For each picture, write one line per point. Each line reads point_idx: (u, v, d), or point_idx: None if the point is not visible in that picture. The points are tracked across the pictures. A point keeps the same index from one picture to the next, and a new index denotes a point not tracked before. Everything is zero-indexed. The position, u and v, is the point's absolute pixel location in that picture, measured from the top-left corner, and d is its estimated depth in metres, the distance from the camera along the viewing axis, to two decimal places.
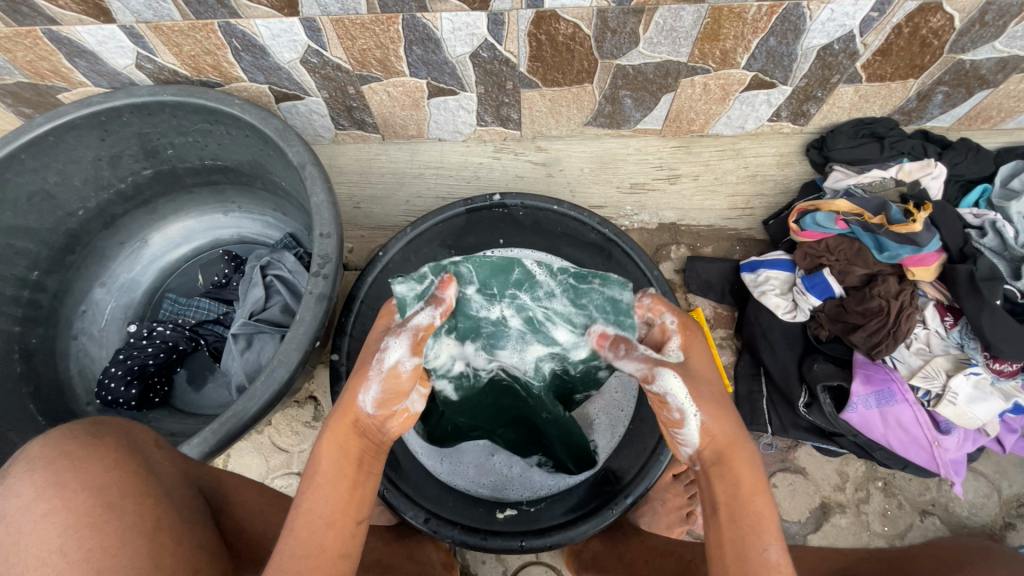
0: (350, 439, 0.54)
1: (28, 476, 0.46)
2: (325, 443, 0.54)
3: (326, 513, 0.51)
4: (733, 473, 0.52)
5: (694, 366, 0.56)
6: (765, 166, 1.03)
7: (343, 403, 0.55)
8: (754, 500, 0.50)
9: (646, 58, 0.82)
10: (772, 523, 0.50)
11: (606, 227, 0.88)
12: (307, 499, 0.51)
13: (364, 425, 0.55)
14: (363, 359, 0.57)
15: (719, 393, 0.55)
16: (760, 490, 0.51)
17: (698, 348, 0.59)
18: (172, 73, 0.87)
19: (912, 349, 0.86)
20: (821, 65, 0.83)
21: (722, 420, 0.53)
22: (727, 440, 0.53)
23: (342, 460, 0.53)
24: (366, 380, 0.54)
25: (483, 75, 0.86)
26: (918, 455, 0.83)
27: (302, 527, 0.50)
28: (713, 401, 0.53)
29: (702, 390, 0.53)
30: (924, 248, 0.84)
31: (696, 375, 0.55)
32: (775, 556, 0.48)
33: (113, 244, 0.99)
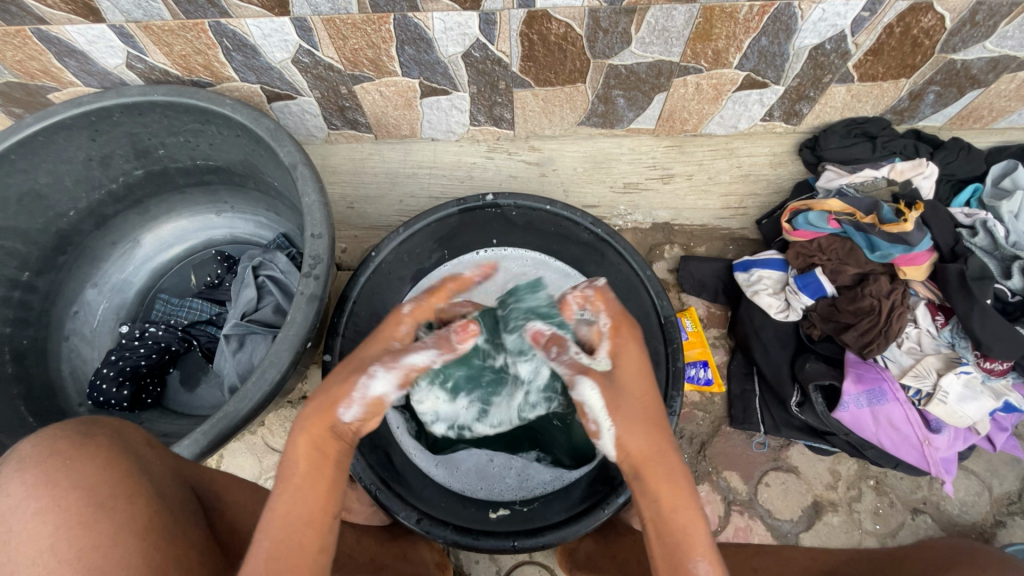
0: (327, 447, 0.56)
1: (20, 476, 0.46)
2: (299, 448, 0.55)
3: (305, 514, 0.51)
4: (654, 488, 0.56)
5: (618, 376, 0.61)
6: (758, 165, 1.03)
7: (318, 411, 0.56)
8: (676, 516, 0.54)
9: (639, 58, 0.82)
10: (701, 536, 0.53)
11: (599, 227, 0.87)
12: (281, 502, 0.52)
13: (339, 430, 0.57)
14: (341, 373, 0.59)
15: (643, 407, 0.60)
16: (683, 504, 0.55)
17: (628, 354, 0.63)
18: (163, 73, 0.87)
19: (903, 348, 0.86)
20: (813, 65, 0.83)
21: (637, 435, 0.58)
22: (652, 455, 0.57)
23: (318, 463, 0.54)
24: (348, 398, 0.57)
25: (475, 75, 0.86)
26: (909, 454, 0.83)
27: (280, 530, 0.50)
28: (633, 416, 0.59)
29: (621, 406, 0.59)
30: (915, 248, 0.84)
31: (617, 388, 0.60)
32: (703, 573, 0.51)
33: (105, 244, 0.99)
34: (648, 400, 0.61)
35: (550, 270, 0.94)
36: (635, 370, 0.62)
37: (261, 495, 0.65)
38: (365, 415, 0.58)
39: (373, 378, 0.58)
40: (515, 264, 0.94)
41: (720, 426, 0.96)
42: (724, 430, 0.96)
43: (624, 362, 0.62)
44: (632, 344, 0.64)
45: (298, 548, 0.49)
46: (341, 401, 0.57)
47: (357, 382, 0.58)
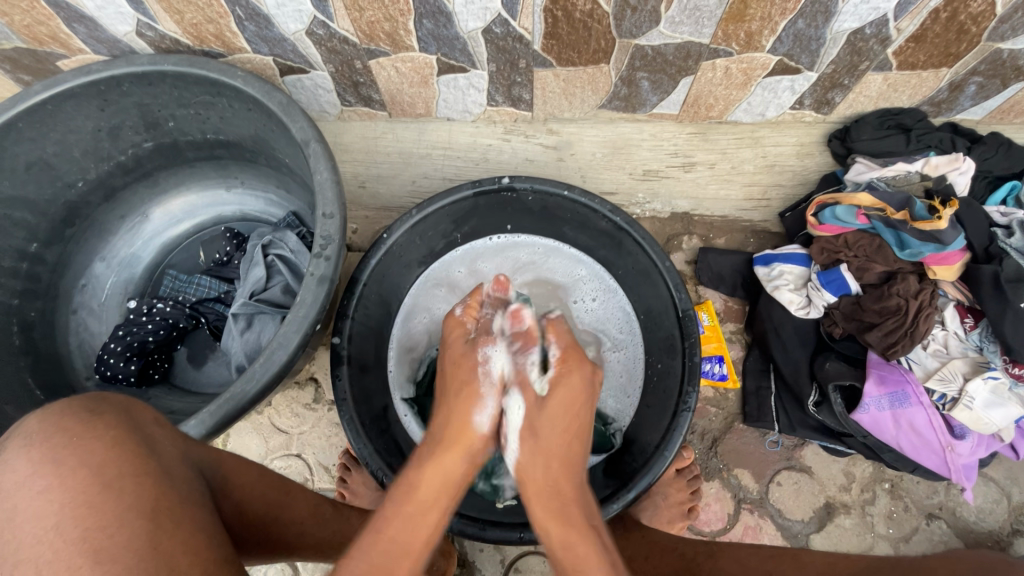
0: (456, 463, 0.58)
1: (25, 453, 0.45)
2: (431, 466, 0.57)
3: (404, 543, 0.49)
4: (541, 523, 0.55)
5: (547, 405, 0.63)
6: (784, 156, 1.00)
7: (457, 426, 0.62)
8: (569, 552, 0.52)
9: (666, 39, 0.78)
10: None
11: (617, 215, 0.83)
12: (390, 525, 0.50)
13: (473, 446, 0.61)
14: (460, 380, 0.66)
15: (566, 434, 0.62)
16: (586, 538, 0.53)
17: (572, 381, 0.64)
18: (173, 42, 0.84)
19: (929, 350, 0.84)
20: (851, 50, 0.78)
21: (538, 465, 0.59)
22: (548, 486, 0.58)
23: (442, 484, 0.56)
24: (483, 400, 0.64)
25: (495, 52, 0.82)
26: (929, 458, 0.81)
27: (379, 552, 0.48)
28: (546, 443, 0.61)
29: (534, 433, 0.61)
30: (947, 247, 0.81)
31: (538, 419, 0.62)
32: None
33: (114, 217, 0.97)
34: (571, 433, 0.62)
35: (559, 255, 0.95)
36: (570, 403, 0.63)
37: (268, 478, 0.64)
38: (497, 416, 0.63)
39: (489, 373, 0.66)
40: (521, 253, 0.96)
41: (733, 422, 0.94)
42: (737, 427, 0.94)
43: (563, 392, 0.63)
44: (580, 373, 0.65)
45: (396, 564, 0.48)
46: (471, 409, 0.63)
47: (481, 375, 0.65)
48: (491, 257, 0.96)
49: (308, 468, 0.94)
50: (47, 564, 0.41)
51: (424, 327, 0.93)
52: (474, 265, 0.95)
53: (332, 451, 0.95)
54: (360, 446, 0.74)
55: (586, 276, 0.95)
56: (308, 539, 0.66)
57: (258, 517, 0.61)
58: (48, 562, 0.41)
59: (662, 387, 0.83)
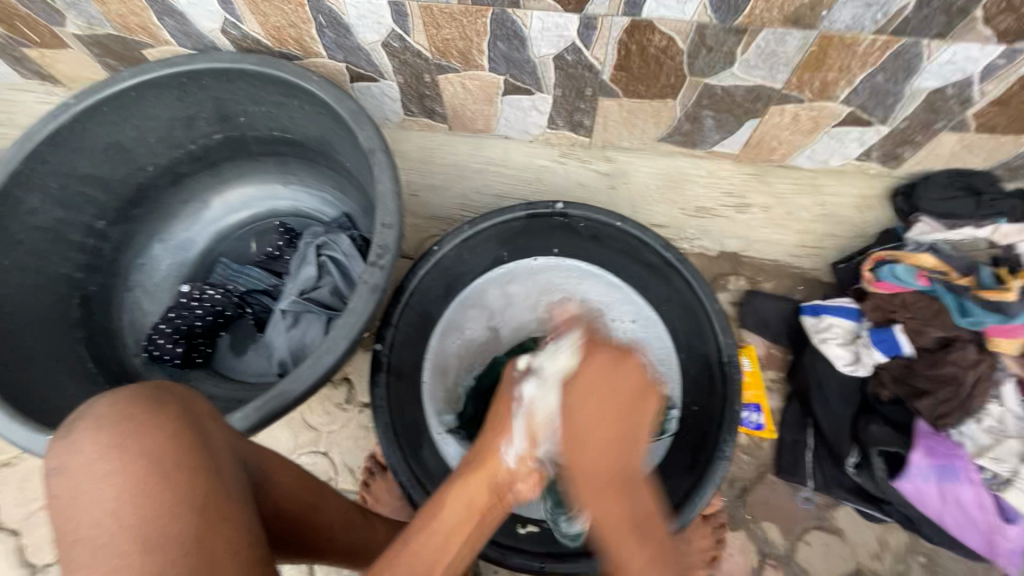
0: (484, 491, 0.60)
1: (92, 435, 0.47)
2: (456, 491, 0.59)
3: (430, 559, 0.54)
4: (598, 507, 0.56)
5: (572, 403, 0.56)
6: (843, 207, 0.97)
7: (484, 456, 0.62)
8: (612, 534, 0.53)
9: (738, 80, 0.77)
10: (634, 553, 0.52)
11: (669, 252, 0.83)
12: (417, 539, 0.55)
13: (499, 480, 0.61)
14: (499, 414, 0.64)
15: (626, 423, 0.54)
16: (621, 522, 0.53)
17: (597, 367, 0.56)
18: (255, 42, 0.87)
19: (983, 426, 0.80)
20: (928, 108, 0.76)
21: (592, 457, 0.54)
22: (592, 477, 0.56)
23: (466, 511, 0.58)
24: (507, 439, 0.62)
25: (563, 78, 0.83)
26: (973, 538, 0.78)
27: (408, 563, 0.53)
28: (591, 442, 0.54)
29: (566, 418, 0.57)
30: (1013, 320, 0.78)
31: (569, 412, 0.56)
32: None
33: (177, 202, 1.00)
34: (615, 428, 0.54)
35: (596, 282, 0.92)
36: (597, 389, 0.55)
37: (304, 478, 0.65)
38: (526, 453, 0.61)
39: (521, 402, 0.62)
40: (554, 276, 0.93)
41: (765, 473, 0.92)
42: (768, 479, 0.92)
43: (584, 380, 0.56)
44: (603, 355, 0.56)
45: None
46: (499, 444, 0.62)
47: (512, 409, 0.62)
48: (522, 282, 0.93)
49: (333, 467, 0.95)
50: (104, 546, 0.44)
51: (457, 348, 0.90)
52: (507, 286, 0.92)
53: (358, 453, 0.96)
54: (393, 455, 0.76)
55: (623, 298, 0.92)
56: (338, 546, 0.67)
57: (298, 514, 0.62)
58: (105, 544, 0.44)
59: (701, 429, 0.81)
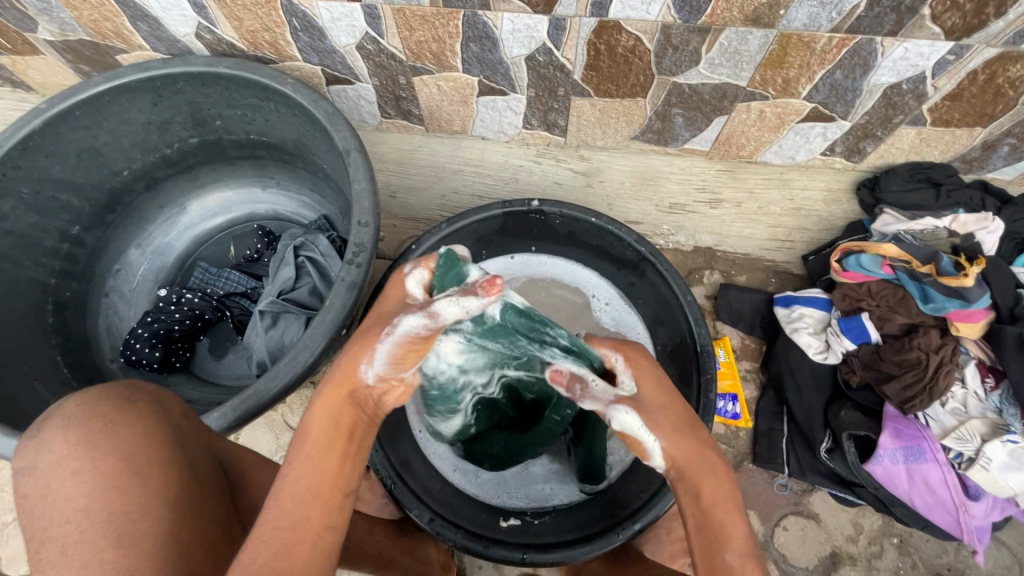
0: (345, 406, 0.53)
1: (62, 434, 0.46)
2: (318, 410, 0.52)
3: (311, 485, 0.50)
4: (687, 492, 0.54)
5: (647, 395, 0.56)
6: (811, 201, 1.00)
7: (341, 372, 0.53)
8: (716, 510, 0.52)
9: (704, 79, 0.80)
10: (737, 532, 0.52)
11: (642, 245, 0.85)
12: (292, 470, 0.50)
13: (359, 395, 0.53)
14: (369, 331, 0.53)
15: (679, 416, 0.56)
16: (724, 499, 0.53)
17: (647, 373, 0.58)
18: (229, 46, 0.88)
19: (947, 408, 0.84)
20: (886, 103, 0.79)
21: (677, 444, 0.54)
22: (690, 466, 0.54)
23: (332, 431, 0.52)
24: (370, 352, 0.51)
25: (536, 79, 0.84)
26: (941, 518, 0.80)
27: (290, 498, 0.49)
28: (670, 427, 0.54)
29: (653, 412, 0.55)
30: (972, 305, 0.81)
31: (650, 409, 0.55)
32: (734, 561, 0.50)
33: (151, 207, 1.01)
34: (678, 410, 0.57)
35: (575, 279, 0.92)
36: (654, 387, 0.57)
37: None
38: (386, 373, 0.52)
39: (396, 330, 0.51)
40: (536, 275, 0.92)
41: (743, 462, 0.93)
42: (746, 467, 0.93)
43: (647, 379, 0.57)
44: (646, 360, 0.60)
45: (301, 531, 0.48)
46: (357, 360, 0.52)
47: (380, 332, 0.52)
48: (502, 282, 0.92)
49: None
50: (73, 544, 0.43)
51: None
52: None
53: None
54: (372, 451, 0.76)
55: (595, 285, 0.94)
56: None
57: None
58: (74, 542, 0.43)
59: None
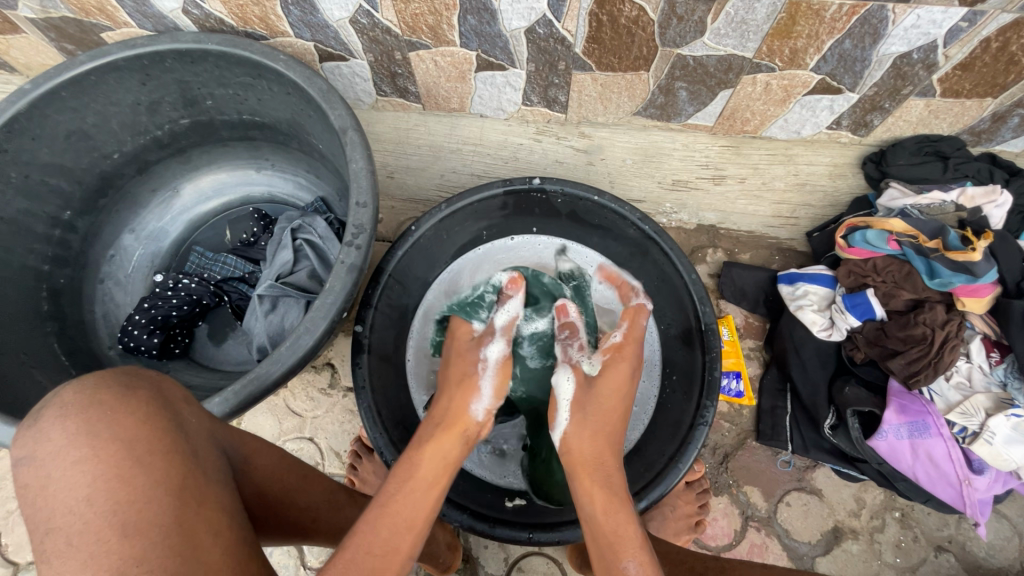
0: (454, 447, 0.66)
1: (60, 422, 0.46)
2: (432, 447, 0.64)
3: (408, 518, 0.55)
4: (588, 493, 0.64)
5: (597, 389, 0.74)
6: (816, 176, 0.99)
7: (455, 415, 0.70)
8: (614, 523, 0.61)
9: (710, 50, 0.77)
10: (632, 541, 0.59)
11: (647, 224, 0.82)
12: (396, 501, 0.56)
13: (467, 434, 0.69)
14: (465, 377, 0.75)
15: (613, 413, 0.72)
16: (621, 511, 0.62)
17: (615, 369, 0.75)
18: (218, 22, 0.85)
19: (952, 383, 0.83)
20: (895, 74, 0.77)
21: (587, 442, 0.70)
22: (599, 468, 0.67)
23: (441, 464, 0.63)
24: (478, 392, 0.74)
25: (536, 52, 0.82)
26: (944, 491, 0.81)
27: (387, 526, 0.53)
28: (595, 427, 0.71)
29: (583, 409, 0.73)
30: (979, 279, 0.80)
31: (589, 399, 0.74)
32: (630, 571, 0.57)
33: (145, 191, 0.99)
34: (614, 417, 0.72)
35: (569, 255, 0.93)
36: (614, 388, 0.74)
37: (287, 462, 0.65)
38: (489, 408, 0.74)
39: (486, 364, 0.77)
40: (523, 251, 0.94)
41: (746, 439, 0.94)
42: (749, 444, 0.94)
43: (609, 373, 0.75)
44: (624, 362, 0.76)
45: (391, 553, 0.51)
46: (468, 398, 0.73)
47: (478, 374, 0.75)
48: (492, 260, 0.93)
49: (320, 453, 0.95)
50: (78, 534, 0.43)
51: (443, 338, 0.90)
52: (478, 267, 0.92)
53: (344, 437, 0.96)
54: (374, 433, 0.75)
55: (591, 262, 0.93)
56: (323, 526, 0.68)
57: (274, 499, 0.62)
58: (79, 532, 0.43)
59: (684, 390, 0.82)
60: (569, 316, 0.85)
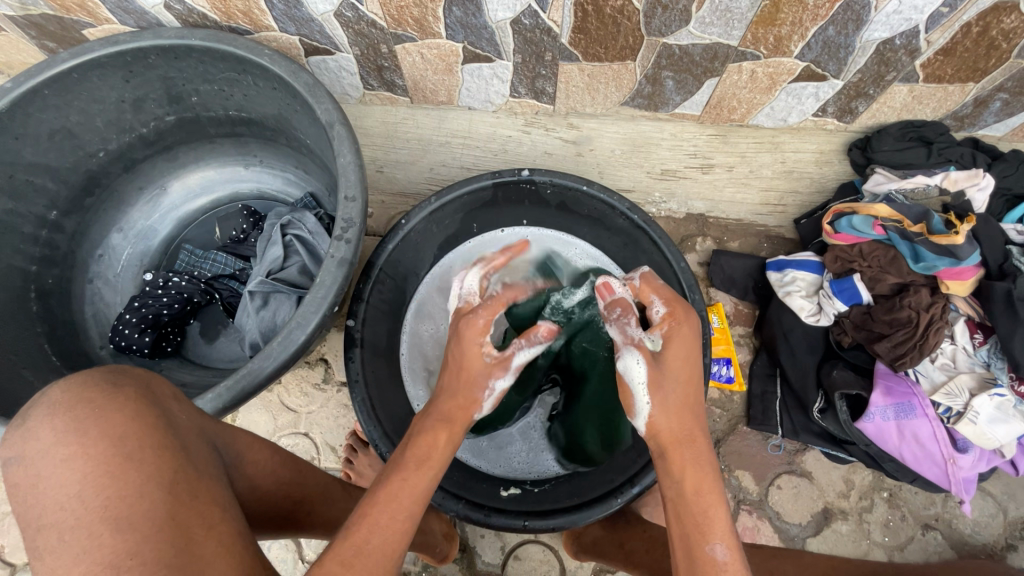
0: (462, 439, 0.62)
1: (49, 421, 0.46)
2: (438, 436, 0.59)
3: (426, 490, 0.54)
4: (677, 467, 0.55)
5: (668, 359, 0.60)
6: (803, 163, 1.00)
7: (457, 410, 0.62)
8: (698, 498, 0.53)
9: (695, 39, 0.77)
10: (722, 523, 0.52)
11: (635, 213, 0.83)
12: (415, 476, 0.54)
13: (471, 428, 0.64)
14: (463, 382, 0.63)
15: (691, 387, 0.60)
16: (709, 487, 0.54)
17: (682, 339, 0.60)
18: (201, 17, 0.85)
19: (937, 363, 0.85)
20: (878, 60, 0.78)
21: (670, 417, 0.58)
22: (682, 433, 0.57)
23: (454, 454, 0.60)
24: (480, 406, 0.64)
25: (522, 44, 0.82)
26: (930, 470, 0.82)
27: (409, 496, 0.52)
28: (678, 401, 0.58)
29: (662, 388, 0.59)
30: (963, 262, 0.81)
31: (662, 372, 0.60)
32: (721, 556, 0.50)
33: (132, 189, 0.98)
34: (693, 385, 0.60)
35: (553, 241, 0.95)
36: (685, 357, 0.60)
37: (280, 457, 0.65)
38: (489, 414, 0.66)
39: (494, 390, 0.64)
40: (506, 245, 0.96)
41: (737, 425, 0.95)
42: (740, 430, 0.95)
43: (677, 345, 0.60)
44: (690, 329, 0.61)
45: (407, 525, 0.50)
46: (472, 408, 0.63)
47: (484, 391, 0.63)
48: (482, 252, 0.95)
49: (315, 447, 0.96)
50: (70, 530, 0.43)
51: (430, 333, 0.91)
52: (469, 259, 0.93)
53: (339, 432, 0.96)
54: (370, 427, 0.75)
55: (582, 254, 0.94)
56: (316, 517, 0.69)
57: (268, 493, 0.62)
58: (71, 528, 0.43)
59: None
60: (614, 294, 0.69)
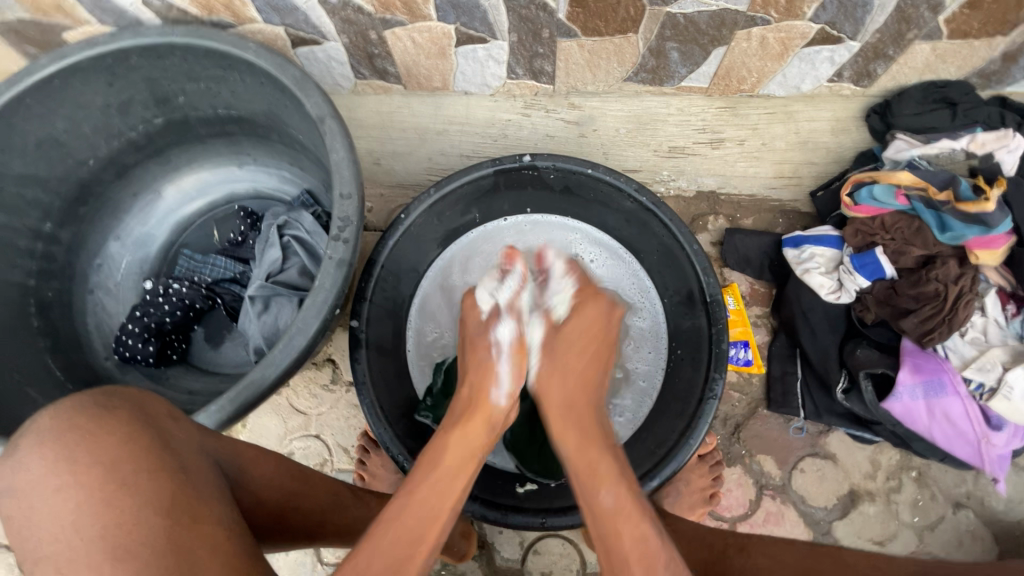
0: (480, 434, 0.62)
1: (39, 451, 0.45)
2: (454, 437, 0.60)
3: (430, 512, 0.52)
4: (565, 435, 0.64)
5: (576, 327, 0.71)
6: (818, 132, 0.95)
7: (476, 400, 0.66)
8: (587, 458, 0.61)
9: (699, 6, 0.73)
10: (611, 475, 0.58)
11: (643, 195, 0.79)
12: (421, 489, 0.54)
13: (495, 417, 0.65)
14: (477, 365, 0.69)
15: (588, 365, 0.70)
16: (600, 450, 0.61)
17: (589, 310, 0.72)
18: (181, 12, 0.81)
19: (966, 338, 0.81)
20: (898, 18, 0.73)
21: (563, 387, 0.68)
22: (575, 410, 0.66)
23: (465, 456, 0.59)
24: (498, 376, 0.67)
25: (517, 21, 0.78)
26: (962, 449, 0.79)
27: (411, 516, 0.51)
28: (568, 362, 0.69)
29: (555, 353, 0.70)
30: (993, 230, 0.78)
31: (565, 338, 0.71)
32: (609, 502, 0.56)
33: (126, 196, 0.96)
34: (592, 361, 0.70)
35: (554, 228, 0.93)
36: (587, 330, 0.71)
37: (287, 469, 0.64)
38: (514, 389, 0.67)
39: (500, 343, 0.69)
40: (508, 236, 0.93)
41: (756, 408, 0.93)
42: (761, 413, 0.93)
43: (587, 317, 0.72)
44: (600, 307, 0.73)
45: (417, 538, 0.50)
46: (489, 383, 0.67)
47: (492, 353, 0.69)
48: (485, 245, 0.93)
49: (327, 449, 0.95)
50: (69, 561, 0.42)
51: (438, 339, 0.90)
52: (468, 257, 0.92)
53: (350, 432, 0.95)
54: (379, 429, 0.73)
55: (583, 240, 0.92)
56: (328, 526, 0.67)
57: (278, 504, 0.61)
58: (69, 559, 0.42)
59: (694, 354, 0.80)
60: (548, 260, 0.76)
